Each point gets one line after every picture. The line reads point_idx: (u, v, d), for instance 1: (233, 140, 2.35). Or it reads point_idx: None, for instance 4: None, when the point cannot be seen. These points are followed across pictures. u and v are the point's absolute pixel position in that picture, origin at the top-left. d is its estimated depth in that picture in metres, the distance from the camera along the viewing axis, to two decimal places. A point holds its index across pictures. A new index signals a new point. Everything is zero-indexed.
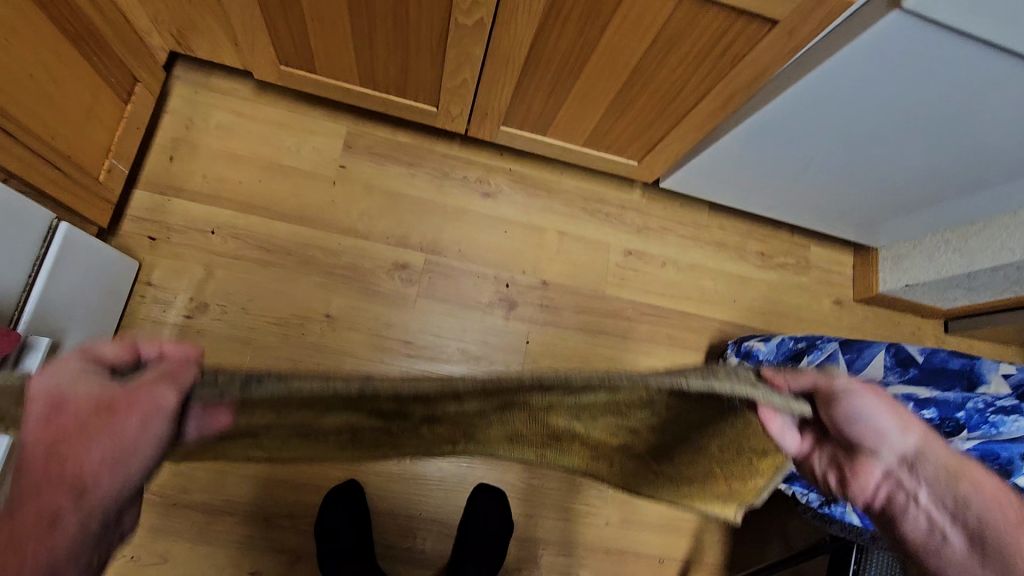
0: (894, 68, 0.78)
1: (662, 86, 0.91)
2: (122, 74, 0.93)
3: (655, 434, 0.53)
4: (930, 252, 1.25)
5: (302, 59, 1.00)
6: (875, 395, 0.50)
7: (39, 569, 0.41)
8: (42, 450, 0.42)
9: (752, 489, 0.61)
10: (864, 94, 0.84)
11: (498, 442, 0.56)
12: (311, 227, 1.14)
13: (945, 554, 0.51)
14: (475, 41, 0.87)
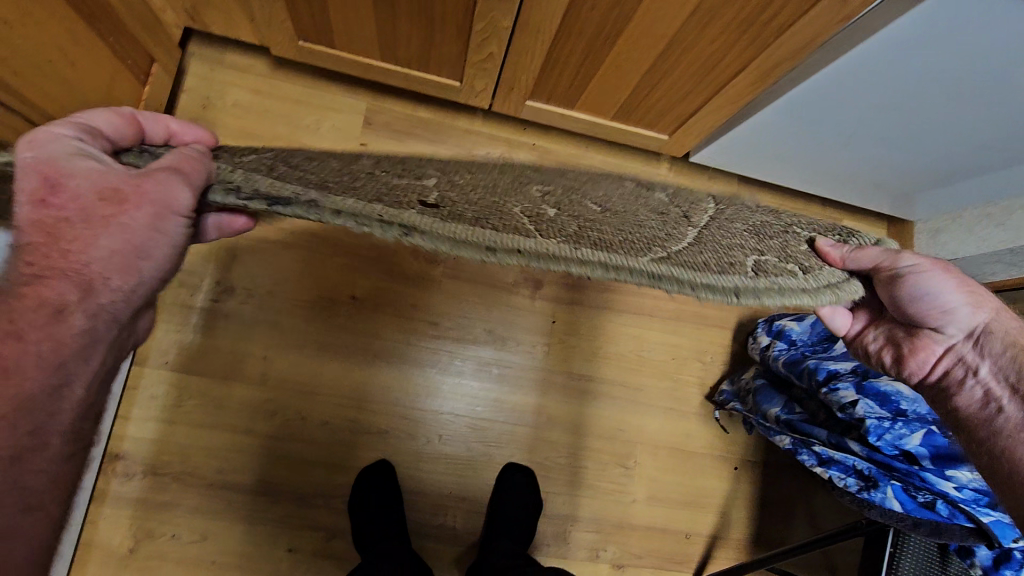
0: (947, 41, 0.74)
1: (700, 56, 0.86)
2: (138, 53, 0.90)
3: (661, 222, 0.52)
4: (969, 227, 1.20)
5: (322, 35, 0.96)
6: (943, 277, 0.55)
7: (44, 365, 0.40)
8: (39, 232, 0.39)
9: None
10: (911, 68, 0.80)
11: None
12: None
13: (996, 421, 0.57)
14: (505, 13, 0.83)
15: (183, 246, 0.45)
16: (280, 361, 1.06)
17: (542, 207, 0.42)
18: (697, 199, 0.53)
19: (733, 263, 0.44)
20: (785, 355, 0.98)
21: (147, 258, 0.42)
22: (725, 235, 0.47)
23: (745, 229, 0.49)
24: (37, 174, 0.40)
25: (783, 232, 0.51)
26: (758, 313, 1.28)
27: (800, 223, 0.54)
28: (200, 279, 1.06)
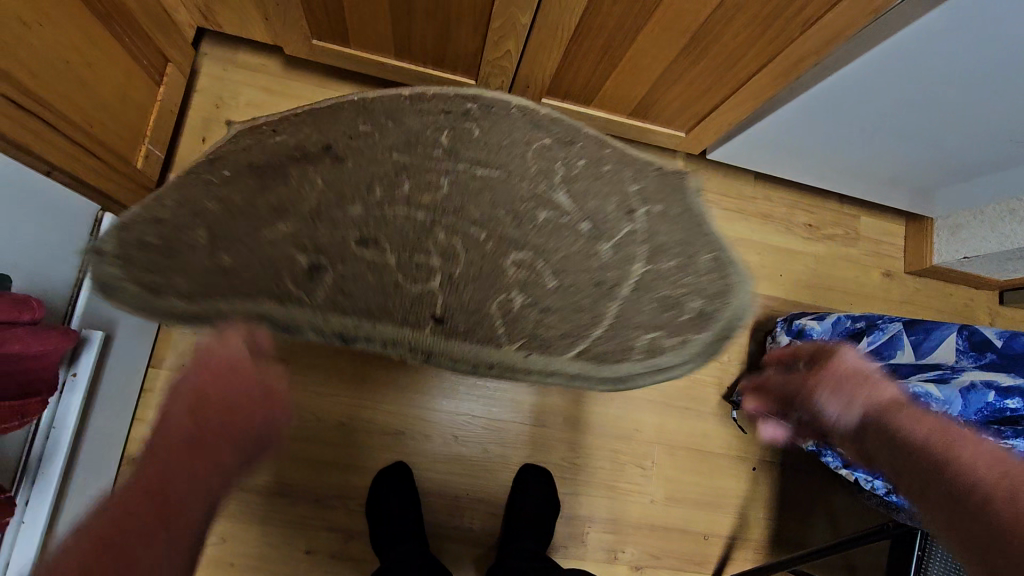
0: (980, 32, 0.72)
1: (724, 49, 0.85)
2: (152, 53, 0.89)
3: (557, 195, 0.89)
4: (990, 223, 1.18)
5: (337, 32, 0.94)
6: (835, 372, 0.66)
7: (170, 540, 0.61)
8: (184, 437, 0.66)
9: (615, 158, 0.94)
10: (941, 62, 0.78)
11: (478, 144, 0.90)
12: None
13: (911, 489, 0.55)
14: (524, 9, 0.81)
15: (272, 430, 0.74)
16: (296, 363, 1.06)
17: (513, 294, 0.85)
18: (619, 258, 0.88)
19: (627, 348, 0.82)
20: None
21: (258, 444, 0.72)
22: (635, 314, 0.84)
23: (642, 331, 0.83)
24: (200, 372, 0.69)
25: (667, 312, 0.84)
26: (776, 311, 1.27)
27: (699, 270, 0.87)
28: None
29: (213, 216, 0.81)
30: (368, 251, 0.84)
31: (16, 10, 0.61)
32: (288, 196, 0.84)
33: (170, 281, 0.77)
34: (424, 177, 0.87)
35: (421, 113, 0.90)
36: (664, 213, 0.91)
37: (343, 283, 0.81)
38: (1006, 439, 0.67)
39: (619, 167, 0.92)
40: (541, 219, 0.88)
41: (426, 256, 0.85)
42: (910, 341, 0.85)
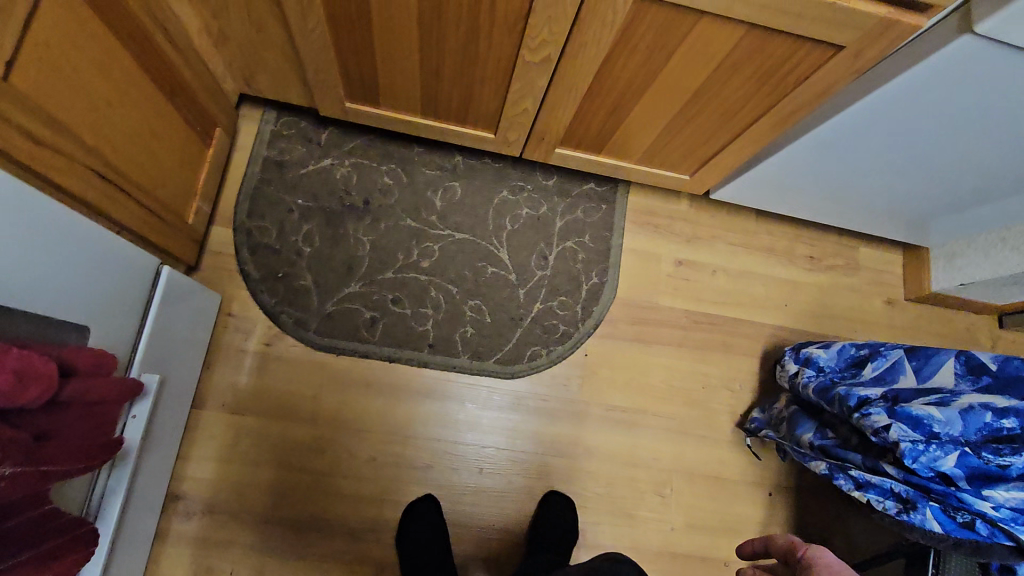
0: (954, 90, 0.79)
1: (724, 104, 0.92)
2: (204, 119, 0.98)
3: (509, 236, 1.25)
4: (984, 251, 1.25)
5: (368, 95, 1.03)
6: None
7: None
8: None
9: (557, 196, 1.29)
10: (921, 112, 0.85)
11: (458, 195, 1.25)
12: (377, 251, 1.19)
13: None
14: (540, 74, 0.89)
15: None
16: (328, 401, 1.12)
17: (467, 327, 1.19)
18: (531, 299, 1.23)
19: (535, 362, 1.20)
20: (816, 383, 1.02)
21: None
22: (546, 339, 1.21)
23: (532, 345, 1.20)
24: None
25: (548, 335, 1.22)
26: (783, 340, 1.32)
27: (581, 297, 1.25)
28: (255, 324, 1.12)
29: (309, 262, 1.16)
30: (397, 308, 1.17)
31: (100, 95, 0.70)
32: (351, 254, 1.18)
33: (308, 317, 1.14)
34: (426, 247, 1.21)
35: (426, 176, 1.24)
36: (573, 250, 1.27)
37: (392, 328, 1.16)
38: (1004, 457, 0.73)
39: (553, 211, 1.28)
40: (488, 274, 1.22)
41: (426, 306, 1.18)
42: (911, 366, 0.90)
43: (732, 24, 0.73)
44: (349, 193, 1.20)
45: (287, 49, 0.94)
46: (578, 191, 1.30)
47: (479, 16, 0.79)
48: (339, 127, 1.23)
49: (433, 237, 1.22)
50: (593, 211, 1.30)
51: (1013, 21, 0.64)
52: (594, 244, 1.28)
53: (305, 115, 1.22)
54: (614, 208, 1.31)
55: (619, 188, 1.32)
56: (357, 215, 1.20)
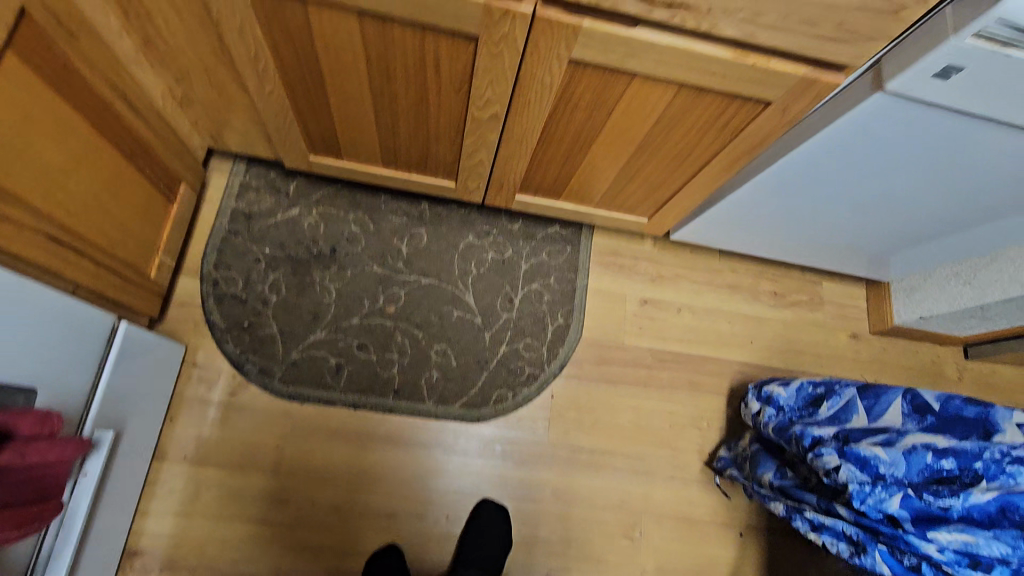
0: (879, 142, 0.82)
1: (669, 153, 0.95)
2: (167, 175, 1.00)
3: (474, 280, 1.27)
4: (941, 286, 1.28)
5: (330, 149, 1.06)
6: None
7: None
8: None
9: (522, 240, 1.32)
10: (853, 161, 0.89)
11: (424, 241, 1.28)
12: (343, 298, 1.21)
13: None
14: (490, 129, 0.92)
15: None
16: (292, 451, 1.11)
17: (433, 371, 1.20)
18: (496, 341, 1.24)
19: (502, 405, 1.20)
20: (775, 422, 1.03)
21: None
22: (512, 381, 1.22)
23: (498, 388, 1.21)
24: None
25: (514, 377, 1.22)
26: (749, 377, 1.34)
27: (547, 338, 1.26)
28: (219, 374, 1.13)
29: (276, 311, 1.17)
30: (363, 354, 1.18)
31: (54, 162, 0.73)
32: (318, 301, 1.19)
33: (273, 366, 1.14)
34: (392, 292, 1.23)
35: (392, 224, 1.27)
36: (538, 292, 1.29)
37: (357, 375, 1.17)
38: (944, 499, 0.72)
39: (518, 254, 1.31)
40: (454, 318, 1.24)
41: (391, 351, 1.19)
42: (863, 405, 0.91)
43: (661, 83, 0.77)
44: (316, 242, 1.23)
45: (248, 108, 0.98)
46: (542, 234, 1.33)
47: (425, 80, 0.83)
48: (307, 178, 1.26)
49: (399, 283, 1.24)
50: (557, 253, 1.32)
51: (918, 81, 0.67)
52: (559, 285, 1.31)
53: (273, 168, 1.25)
54: (579, 248, 1.34)
55: (584, 231, 1.35)
56: (324, 263, 1.22)
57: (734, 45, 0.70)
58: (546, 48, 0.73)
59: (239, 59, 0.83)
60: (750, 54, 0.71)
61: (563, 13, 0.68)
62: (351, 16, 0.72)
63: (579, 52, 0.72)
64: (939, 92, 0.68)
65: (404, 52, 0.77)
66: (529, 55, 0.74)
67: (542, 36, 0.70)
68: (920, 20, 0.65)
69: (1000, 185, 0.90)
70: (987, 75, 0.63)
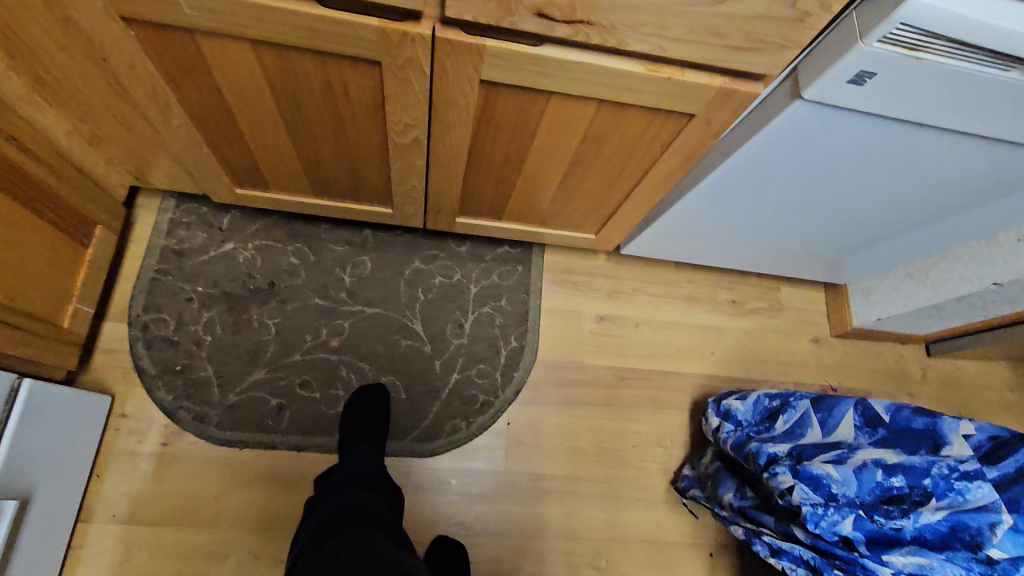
0: (807, 148, 0.80)
1: (603, 170, 0.92)
2: (79, 219, 0.94)
3: (421, 306, 1.23)
4: (896, 287, 1.27)
5: (257, 182, 1.02)
6: None
7: None
8: None
9: (470, 261, 1.28)
10: (785, 168, 0.86)
11: (367, 268, 1.23)
12: (283, 334, 1.15)
13: None
14: (416, 154, 0.89)
15: None
16: (232, 499, 1.05)
17: None
18: (448, 370, 1.20)
19: (456, 435, 1.16)
20: (733, 439, 1.00)
21: None
22: (466, 410, 1.18)
23: (451, 419, 1.16)
24: None
25: (467, 406, 1.18)
26: (712, 389, 1.31)
27: (500, 363, 1.22)
28: (151, 423, 1.06)
29: (211, 352, 1.12)
30: (306, 392, 1.13)
31: None
32: (256, 339, 1.14)
33: (208, 412, 1.08)
34: (335, 324, 1.18)
35: (333, 253, 1.23)
36: (490, 315, 1.25)
37: (300, 415, 1.11)
38: (896, 520, 0.70)
39: (467, 277, 1.27)
40: (403, 347, 1.19)
41: (337, 387, 1.14)
42: (817, 419, 0.87)
43: (580, 100, 0.75)
44: (252, 277, 1.18)
45: (161, 144, 0.93)
46: (492, 255, 1.29)
47: (338, 109, 0.79)
48: (242, 210, 1.22)
49: (343, 314, 1.19)
50: (508, 274, 1.29)
51: (833, 87, 0.65)
52: (512, 307, 1.27)
53: (205, 202, 1.21)
54: (531, 268, 1.31)
55: (536, 249, 1.32)
56: (262, 298, 1.17)
57: (646, 58, 0.68)
58: (454, 71, 0.69)
59: (139, 95, 0.79)
60: (663, 67, 0.68)
61: (463, 34, 0.65)
62: (244, 46, 0.68)
63: (488, 73, 0.69)
64: (857, 97, 0.66)
65: (309, 80, 0.74)
66: (437, 79, 0.71)
67: (446, 58, 0.67)
68: (828, 28, 0.63)
69: (935, 185, 0.89)
70: (901, 80, 0.63)
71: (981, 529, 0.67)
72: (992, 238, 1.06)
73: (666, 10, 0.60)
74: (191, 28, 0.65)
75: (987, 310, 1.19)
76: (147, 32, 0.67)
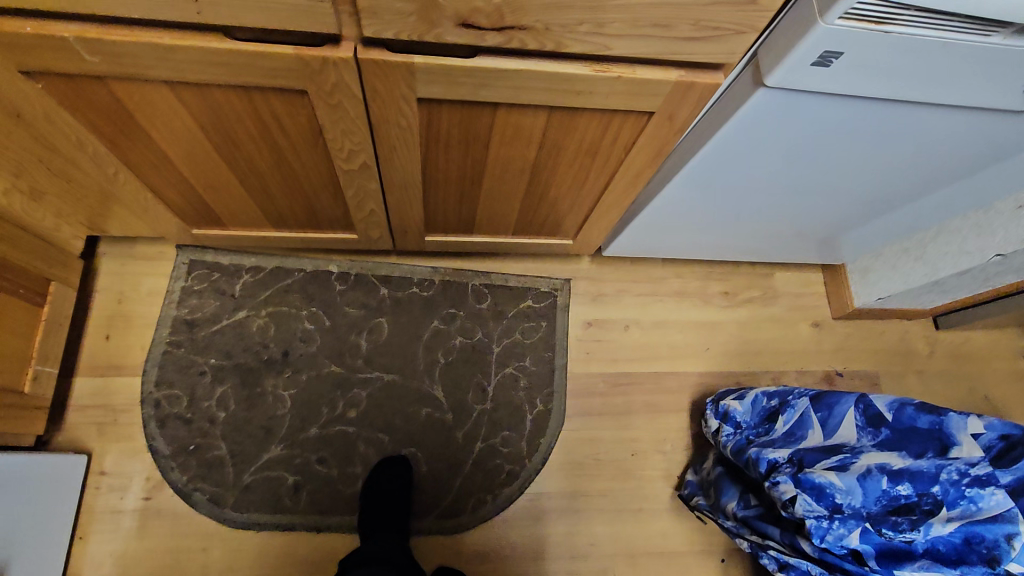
0: (800, 138, 0.74)
1: (568, 176, 0.87)
2: (31, 278, 0.91)
3: (440, 372, 1.18)
4: (893, 263, 1.21)
5: (212, 221, 0.98)
6: None
7: None
8: None
9: (493, 323, 1.22)
10: (780, 160, 0.81)
11: (384, 335, 1.18)
12: (297, 407, 1.11)
13: None
14: (368, 179, 0.84)
15: None
16: (220, 550, 1.02)
17: None
18: (471, 439, 1.14)
19: (479, 513, 1.10)
20: (732, 443, 0.95)
21: None
22: (490, 484, 1.12)
23: (474, 494, 1.11)
24: None
25: (493, 478, 1.13)
26: (710, 387, 1.26)
27: (526, 431, 1.16)
28: (130, 478, 1.03)
29: (224, 430, 1.08)
30: (323, 469, 1.09)
31: None
32: (270, 415, 1.10)
33: (223, 493, 1.04)
34: (352, 395, 1.14)
35: (349, 317, 1.18)
36: (513, 378, 1.19)
37: (317, 494, 1.07)
38: (905, 533, 0.65)
39: (488, 338, 1.21)
40: (423, 417, 1.15)
41: (355, 464, 1.10)
42: (818, 418, 0.82)
43: (528, 109, 0.69)
44: (265, 346, 1.14)
45: (104, 193, 0.89)
46: (514, 312, 1.23)
47: (275, 141, 0.74)
48: (254, 275, 1.17)
49: (360, 384, 1.15)
50: (531, 331, 1.23)
51: (797, 72, 0.60)
52: (535, 367, 1.21)
53: (218, 267, 1.16)
54: (555, 324, 1.24)
55: (562, 297, 1.26)
56: (275, 370, 1.13)
57: (591, 58, 0.63)
58: (387, 91, 0.64)
59: (64, 145, 0.75)
60: (611, 66, 0.63)
61: (389, 53, 0.60)
62: (163, 89, 0.63)
63: (423, 90, 0.64)
64: (823, 80, 0.61)
65: (237, 116, 0.69)
66: (372, 102, 0.66)
67: (375, 81, 0.62)
68: (784, 7, 0.57)
69: (938, 158, 0.83)
70: (870, 58, 0.57)
71: (998, 540, 0.62)
72: (990, 207, 1.00)
73: (601, 6, 0.54)
74: (98, 75, 0.61)
75: (991, 282, 1.14)
76: (53, 82, 0.63)
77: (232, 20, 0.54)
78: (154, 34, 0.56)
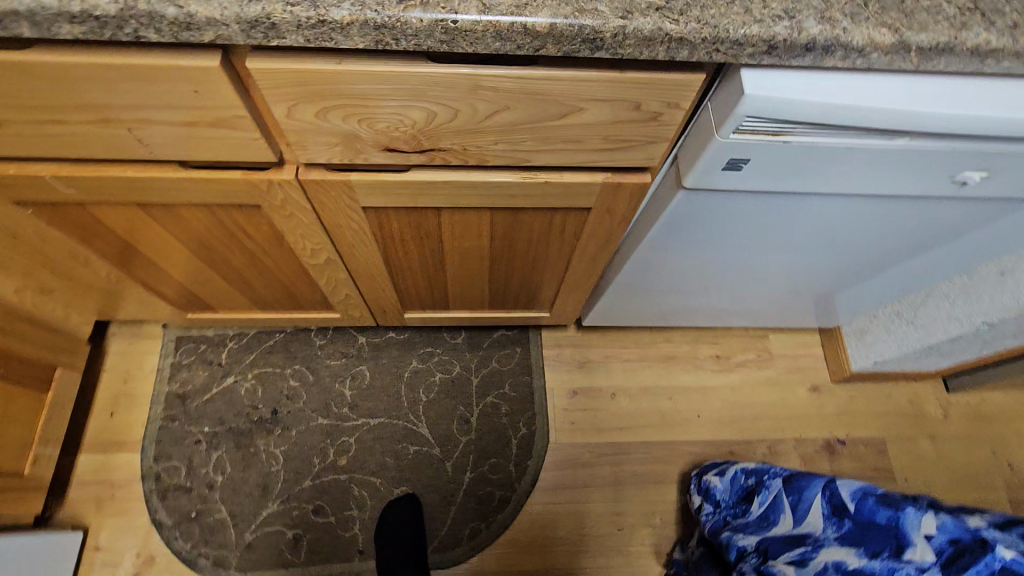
0: (745, 226, 0.75)
1: (527, 260, 0.90)
2: (37, 367, 0.99)
3: (424, 409, 1.22)
4: (888, 326, 1.17)
5: (202, 306, 1.04)
6: None
7: None
8: None
9: (469, 358, 1.27)
10: (734, 244, 0.82)
11: (366, 382, 1.23)
12: (291, 463, 1.15)
13: None
14: (336, 270, 0.89)
15: None
16: None
17: None
18: (460, 470, 1.18)
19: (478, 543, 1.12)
20: (710, 524, 0.92)
21: None
22: (484, 514, 1.15)
23: (470, 522, 1.14)
24: None
25: (485, 506, 1.15)
26: (702, 457, 1.22)
27: (512, 454, 1.19)
28: (123, 553, 1.07)
29: (223, 494, 1.12)
30: (320, 518, 1.12)
31: None
32: (265, 472, 1.14)
33: (226, 555, 1.08)
34: (341, 443, 1.18)
35: (331, 368, 1.23)
36: (495, 404, 1.23)
37: (317, 544, 1.10)
38: None
39: (467, 371, 1.25)
40: (411, 454, 1.18)
41: (350, 509, 1.13)
42: (789, 503, 0.81)
43: (469, 211, 0.74)
44: (255, 408, 1.19)
45: (102, 288, 0.97)
46: (488, 343, 1.28)
47: (244, 244, 0.80)
48: (239, 341, 1.24)
49: (348, 431, 1.19)
50: (507, 357, 1.27)
51: (711, 176, 0.61)
52: (515, 392, 1.25)
53: (204, 340, 1.24)
54: (529, 348, 1.29)
55: (534, 332, 1.30)
56: (266, 429, 1.17)
57: (519, 167, 0.66)
58: (331, 203, 0.70)
59: (58, 254, 0.82)
60: (538, 173, 0.66)
61: (327, 173, 0.65)
62: (135, 210, 0.70)
63: (366, 201, 0.69)
64: (740, 182, 0.62)
65: (205, 227, 0.75)
66: (322, 211, 0.71)
67: (320, 196, 0.68)
68: (691, 120, 0.60)
69: (897, 234, 0.82)
70: (778, 163, 0.59)
71: None
72: (974, 272, 0.96)
73: (511, 129, 0.58)
74: (79, 202, 0.68)
75: (993, 345, 1.08)
76: (41, 209, 0.70)
77: (183, 158, 0.61)
78: (119, 169, 0.63)
